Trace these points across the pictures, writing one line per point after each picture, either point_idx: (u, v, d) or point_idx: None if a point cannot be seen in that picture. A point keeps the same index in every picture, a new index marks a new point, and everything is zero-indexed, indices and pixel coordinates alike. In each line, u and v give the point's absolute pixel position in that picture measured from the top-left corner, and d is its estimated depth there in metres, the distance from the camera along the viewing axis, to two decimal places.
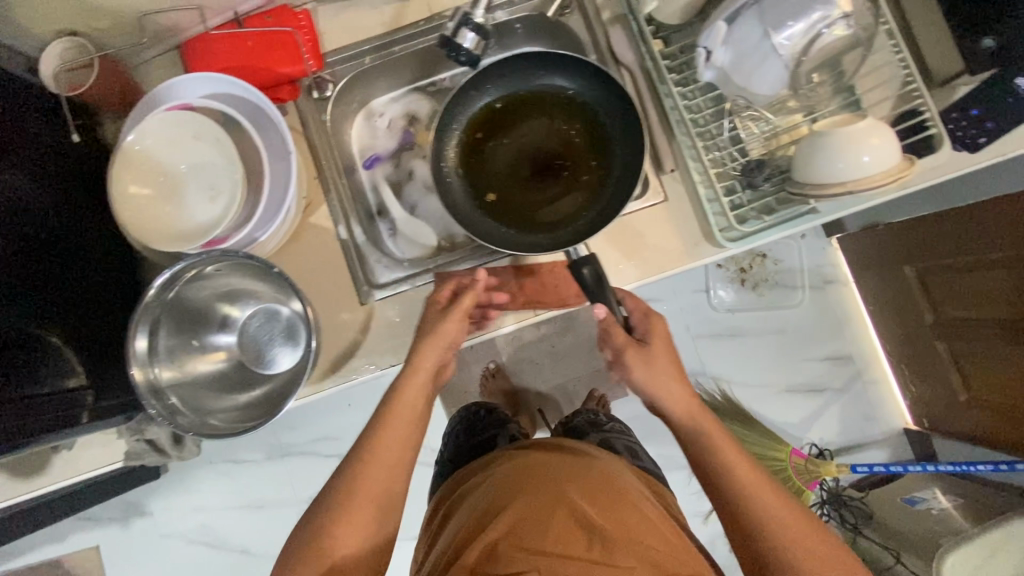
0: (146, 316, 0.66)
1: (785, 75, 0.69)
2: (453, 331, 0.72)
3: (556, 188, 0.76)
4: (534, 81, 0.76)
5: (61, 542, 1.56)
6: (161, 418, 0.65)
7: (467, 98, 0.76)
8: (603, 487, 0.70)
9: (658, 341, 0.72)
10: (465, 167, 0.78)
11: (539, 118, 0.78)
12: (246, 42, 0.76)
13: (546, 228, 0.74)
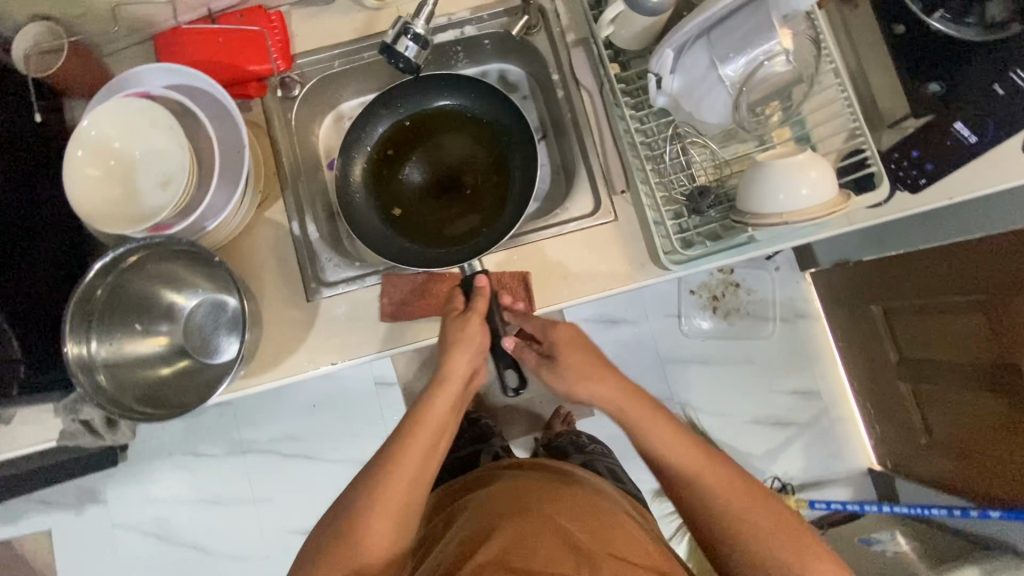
0: (87, 296, 0.66)
1: (732, 104, 0.71)
2: (476, 334, 0.73)
3: (461, 203, 0.91)
4: (436, 104, 0.91)
5: (14, 524, 1.55)
6: (87, 395, 0.65)
7: (372, 122, 0.89)
8: (596, 518, 0.72)
9: (568, 349, 0.73)
10: (376, 177, 0.91)
11: (444, 142, 0.92)
12: (217, 38, 0.79)
13: (452, 240, 0.89)
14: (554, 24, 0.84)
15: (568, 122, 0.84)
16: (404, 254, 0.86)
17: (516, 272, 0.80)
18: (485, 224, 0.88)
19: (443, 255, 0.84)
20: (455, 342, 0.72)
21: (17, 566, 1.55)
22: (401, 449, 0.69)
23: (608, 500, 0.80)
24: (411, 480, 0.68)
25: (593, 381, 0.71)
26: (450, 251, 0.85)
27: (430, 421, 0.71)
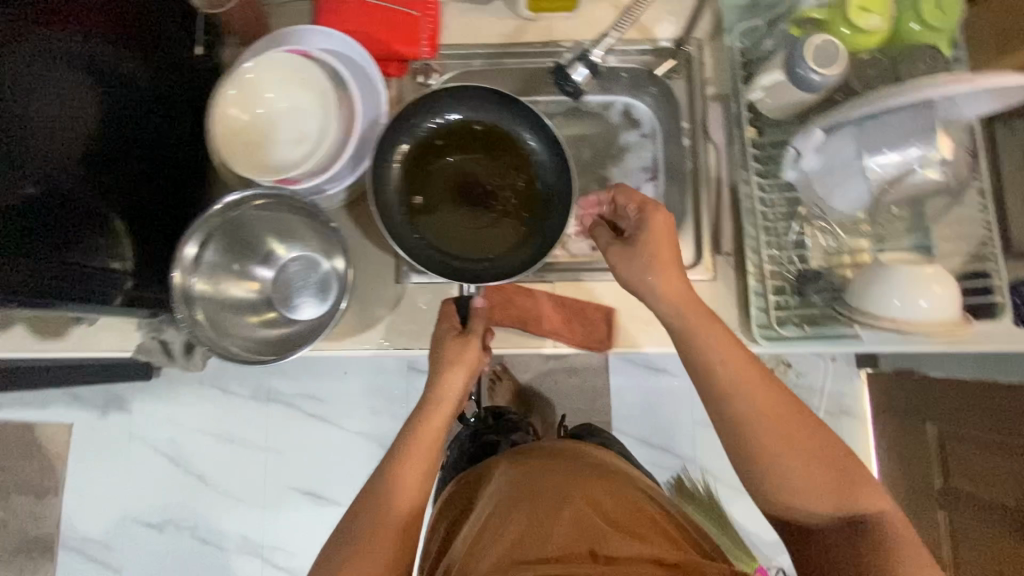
0: (202, 230, 0.70)
1: (865, 196, 0.70)
2: (473, 357, 0.75)
3: (480, 222, 0.79)
4: (500, 114, 0.79)
5: (41, 409, 1.61)
6: (183, 324, 0.68)
7: (430, 107, 0.77)
8: (619, 502, 0.72)
9: (659, 234, 0.68)
10: (412, 165, 0.79)
11: (491, 152, 0.80)
12: (375, 13, 0.81)
13: (456, 254, 0.79)
14: (697, 73, 0.84)
15: (687, 171, 0.83)
16: (400, 247, 0.75)
17: (601, 303, 0.79)
18: (494, 255, 0.79)
19: (441, 271, 0.76)
20: (452, 362, 0.74)
21: (33, 450, 1.60)
22: (404, 464, 0.71)
23: (630, 487, 0.77)
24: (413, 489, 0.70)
25: (669, 267, 0.67)
26: (447, 272, 0.76)
27: (432, 429, 0.73)
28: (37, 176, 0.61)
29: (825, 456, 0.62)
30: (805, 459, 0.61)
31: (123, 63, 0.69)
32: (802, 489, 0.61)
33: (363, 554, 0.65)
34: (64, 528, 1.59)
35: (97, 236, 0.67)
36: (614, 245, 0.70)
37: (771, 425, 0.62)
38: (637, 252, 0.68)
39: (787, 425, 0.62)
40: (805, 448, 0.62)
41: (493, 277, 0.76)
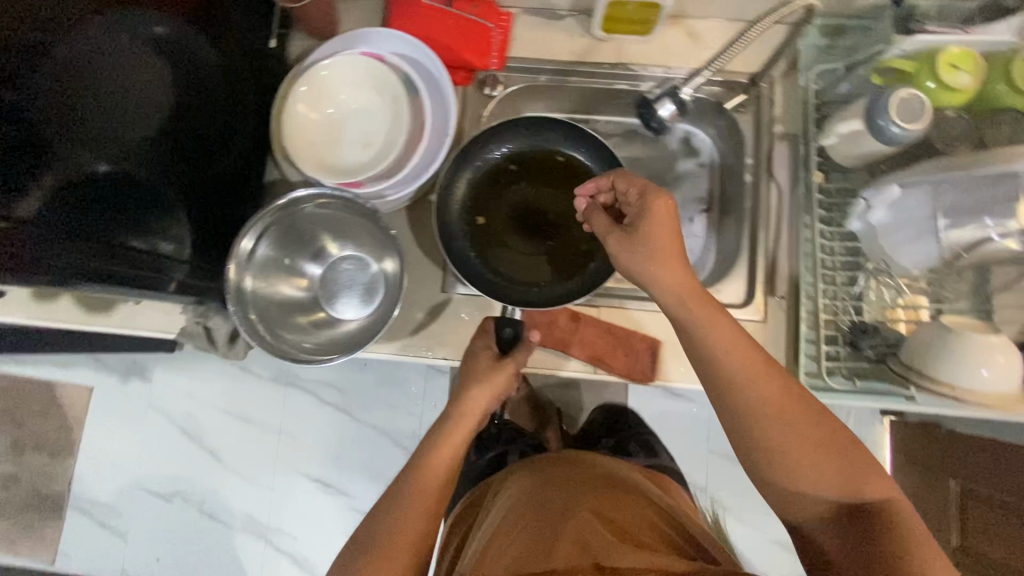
0: (260, 223, 0.70)
1: (937, 258, 0.68)
2: (503, 381, 0.76)
3: (534, 248, 0.84)
4: (569, 151, 0.84)
5: (60, 369, 1.61)
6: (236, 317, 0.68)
7: (504, 134, 0.83)
8: (630, 517, 0.69)
9: (657, 219, 0.63)
10: (482, 187, 0.84)
11: (556, 183, 0.85)
12: (446, 21, 0.80)
13: (507, 274, 0.84)
14: (766, 110, 0.83)
15: (745, 208, 0.82)
16: (456, 259, 0.81)
17: (646, 335, 0.79)
18: (544, 280, 0.83)
19: (489, 288, 0.81)
20: (480, 379, 0.75)
21: (52, 410, 1.61)
22: (424, 473, 0.69)
23: (646, 501, 0.73)
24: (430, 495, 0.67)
25: (673, 259, 0.62)
26: (494, 289, 0.81)
27: (452, 442, 0.72)
28: (113, 155, 0.63)
29: (833, 452, 0.55)
30: (804, 450, 0.56)
31: (198, 48, 0.70)
32: (799, 483, 0.56)
33: (383, 563, 0.61)
34: (74, 489, 1.61)
35: (154, 215, 0.68)
36: (614, 232, 0.66)
37: (768, 415, 0.57)
38: (638, 242, 0.63)
39: (787, 414, 0.56)
40: (802, 439, 0.56)
41: (539, 300, 0.81)
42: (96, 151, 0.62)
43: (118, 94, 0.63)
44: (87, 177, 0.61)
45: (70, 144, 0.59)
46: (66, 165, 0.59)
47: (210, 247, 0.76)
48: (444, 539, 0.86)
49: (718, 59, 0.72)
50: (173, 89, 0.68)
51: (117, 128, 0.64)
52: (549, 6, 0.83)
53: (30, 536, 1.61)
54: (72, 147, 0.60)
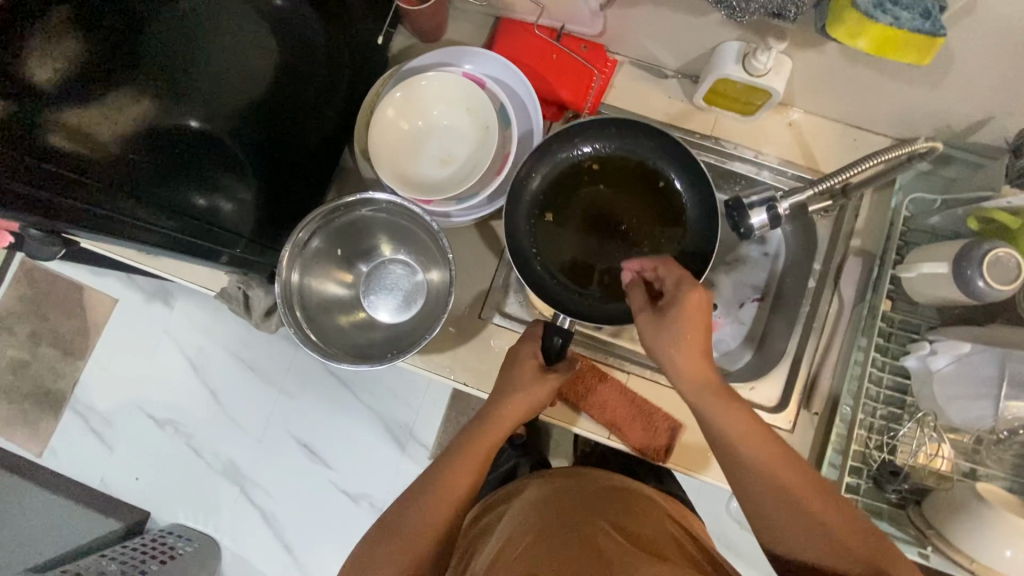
0: (321, 216, 0.73)
1: (987, 423, 0.66)
2: (545, 394, 0.69)
3: (597, 258, 0.79)
4: (659, 165, 0.76)
5: (85, 272, 1.59)
6: (281, 300, 0.71)
7: (594, 133, 0.76)
8: (655, 535, 0.63)
9: (691, 314, 0.60)
10: (556, 182, 0.78)
11: (634, 192, 0.78)
12: (550, 55, 0.80)
13: (568, 282, 0.79)
14: (848, 221, 0.80)
15: (801, 312, 0.80)
16: (518, 262, 0.76)
17: (669, 414, 0.77)
18: (602, 294, 0.79)
19: (548, 294, 0.77)
20: (520, 388, 0.69)
21: (76, 309, 1.59)
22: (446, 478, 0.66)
23: (674, 527, 0.67)
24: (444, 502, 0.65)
25: (697, 352, 0.61)
26: (552, 296, 0.78)
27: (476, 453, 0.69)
28: (202, 111, 0.66)
29: (813, 481, 0.56)
30: (778, 470, 0.56)
31: (315, 42, 0.71)
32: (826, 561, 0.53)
33: (398, 549, 0.62)
34: (77, 391, 1.58)
35: (220, 172, 0.69)
36: (643, 316, 0.64)
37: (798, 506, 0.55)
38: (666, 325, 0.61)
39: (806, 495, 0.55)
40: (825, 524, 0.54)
41: (593, 315, 0.77)
42: (180, 105, 0.64)
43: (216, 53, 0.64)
44: (165, 129, 0.63)
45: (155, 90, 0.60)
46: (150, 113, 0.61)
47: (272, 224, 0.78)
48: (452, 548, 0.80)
49: (829, 179, 0.69)
50: (276, 68, 0.69)
51: (204, 85, 0.65)
52: (656, 63, 0.82)
53: (23, 425, 1.57)
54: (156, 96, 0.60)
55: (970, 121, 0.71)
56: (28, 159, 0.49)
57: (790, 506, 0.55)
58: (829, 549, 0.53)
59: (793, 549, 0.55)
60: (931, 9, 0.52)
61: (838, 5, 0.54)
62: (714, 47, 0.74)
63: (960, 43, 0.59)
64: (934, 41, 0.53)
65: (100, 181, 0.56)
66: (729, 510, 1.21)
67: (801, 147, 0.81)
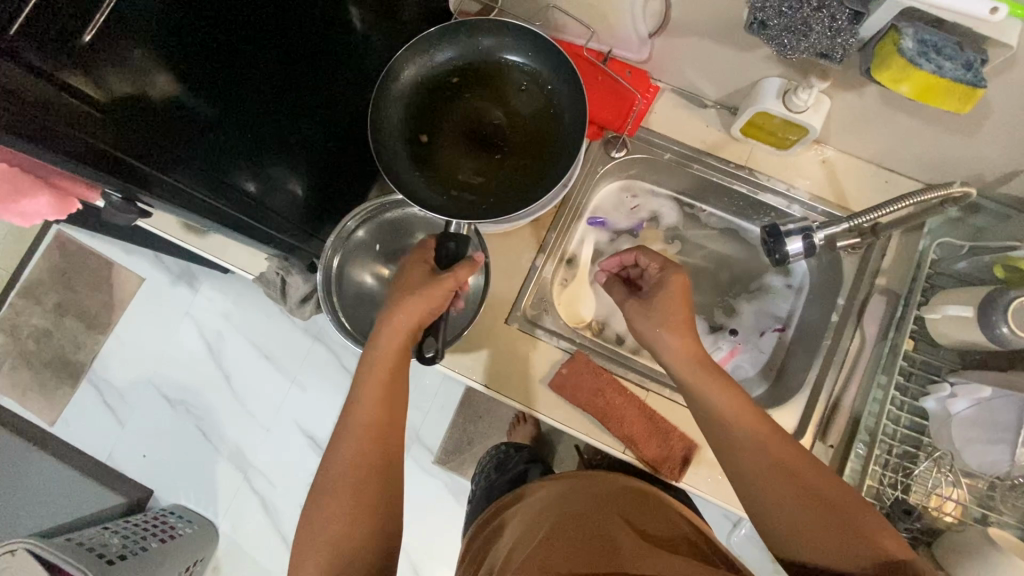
0: (367, 210, 0.78)
1: (1003, 468, 0.66)
2: (436, 297, 0.65)
3: (484, 168, 0.69)
4: (526, 55, 0.68)
5: (116, 249, 1.64)
6: (321, 283, 0.75)
7: (444, 37, 0.67)
8: (662, 530, 0.65)
9: (671, 295, 0.68)
10: (421, 98, 0.70)
11: (507, 91, 0.69)
12: (597, 77, 0.82)
13: (456, 196, 0.68)
14: (874, 260, 0.81)
15: (822, 346, 0.82)
16: (405, 193, 0.67)
17: (685, 435, 0.78)
18: (492, 199, 0.67)
19: (432, 204, 0.67)
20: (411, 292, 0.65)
21: (103, 284, 1.63)
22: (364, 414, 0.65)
23: (682, 522, 0.68)
24: (369, 440, 0.63)
25: (687, 331, 0.66)
26: (437, 206, 0.67)
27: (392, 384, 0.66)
28: (274, 111, 0.68)
29: (810, 467, 0.56)
30: (762, 456, 0.58)
31: (368, 43, 0.75)
32: (810, 549, 0.53)
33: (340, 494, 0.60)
34: (95, 364, 1.61)
35: (278, 165, 0.72)
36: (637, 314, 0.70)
37: (784, 485, 0.56)
38: (652, 315, 0.68)
39: (795, 476, 0.56)
40: (819, 506, 0.54)
41: (487, 217, 0.66)
42: (270, 93, 0.66)
43: (303, 45, 0.66)
44: (252, 113, 0.65)
45: (255, 75, 0.63)
46: (233, 91, 0.61)
47: (322, 219, 0.82)
48: (465, 544, 0.79)
49: (862, 216, 0.71)
50: (337, 64, 0.72)
51: (290, 74, 0.67)
52: (695, 93, 0.85)
53: (40, 393, 1.60)
54: (254, 83, 0.63)
55: (1002, 172, 0.73)
56: (98, 116, 0.50)
57: (775, 491, 0.56)
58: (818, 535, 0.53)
59: (791, 543, 0.55)
60: (973, 61, 0.54)
61: (884, 50, 0.57)
62: (756, 81, 0.77)
63: (1001, 95, 0.61)
64: (974, 91, 0.55)
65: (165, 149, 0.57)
66: (730, 537, 1.24)
67: (832, 183, 0.83)
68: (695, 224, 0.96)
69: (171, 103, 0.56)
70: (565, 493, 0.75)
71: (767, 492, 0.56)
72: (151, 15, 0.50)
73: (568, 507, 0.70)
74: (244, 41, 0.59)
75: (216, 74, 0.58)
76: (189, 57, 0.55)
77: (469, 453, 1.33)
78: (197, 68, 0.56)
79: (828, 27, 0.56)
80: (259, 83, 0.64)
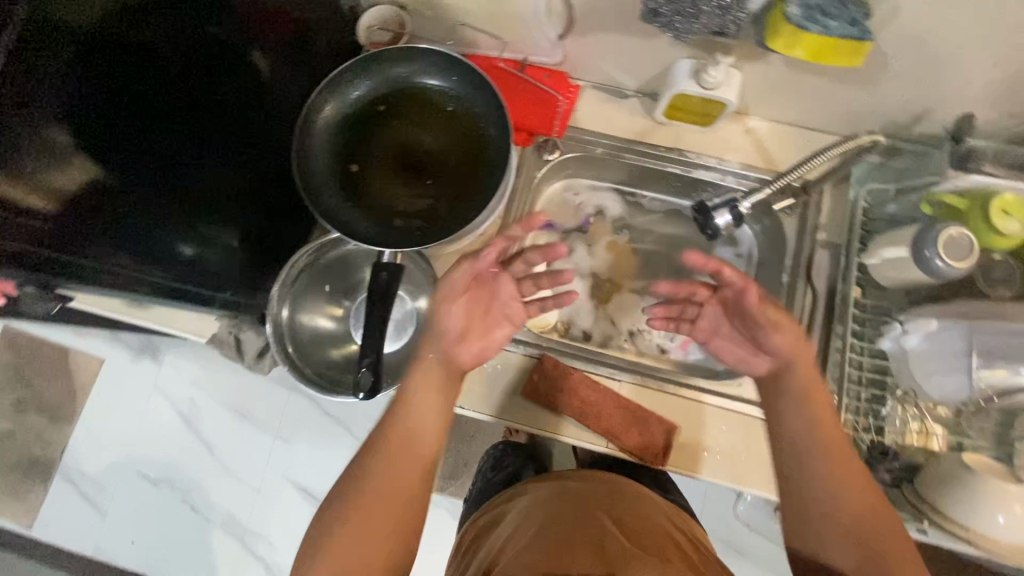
0: (306, 254, 0.76)
1: (963, 395, 0.68)
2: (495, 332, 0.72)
3: (417, 192, 0.69)
4: (442, 76, 0.68)
5: (69, 334, 1.58)
6: (273, 339, 0.73)
7: (360, 70, 0.68)
8: (647, 530, 0.66)
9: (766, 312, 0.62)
10: (344, 131, 0.69)
11: (430, 112, 0.69)
12: (518, 85, 0.83)
13: (392, 224, 0.68)
14: (812, 217, 0.84)
15: (778, 308, 0.83)
16: (338, 227, 0.66)
17: (662, 418, 0.79)
18: (430, 223, 0.67)
19: (370, 235, 0.67)
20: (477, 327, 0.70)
21: (61, 373, 1.57)
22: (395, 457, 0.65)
23: (667, 524, 0.69)
24: (392, 489, 0.63)
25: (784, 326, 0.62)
26: (375, 237, 0.67)
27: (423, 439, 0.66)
28: (198, 171, 0.67)
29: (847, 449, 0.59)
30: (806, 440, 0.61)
31: (287, 85, 0.75)
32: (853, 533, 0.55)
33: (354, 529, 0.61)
34: (66, 457, 1.54)
35: (211, 223, 0.70)
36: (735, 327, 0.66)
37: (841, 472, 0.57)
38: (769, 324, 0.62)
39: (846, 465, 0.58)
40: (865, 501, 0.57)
41: (427, 241, 0.66)
42: (198, 155, 0.67)
43: (216, 98, 0.66)
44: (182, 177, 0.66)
45: (177, 139, 0.64)
46: (145, 160, 0.62)
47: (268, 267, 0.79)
48: (457, 541, 0.79)
49: (784, 177, 0.74)
50: (263, 116, 0.73)
51: (210, 129, 0.67)
52: (616, 85, 0.87)
53: (12, 497, 1.53)
54: (178, 148, 0.64)
55: (911, 114, 0.76)
56: None
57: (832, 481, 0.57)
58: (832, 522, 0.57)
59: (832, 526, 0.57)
60: (856, 16, 0.57)
61: (772, 19, 0.59)
62: (669, 65, 0.79)
63: (892, 43, 0.65)
64: (862, 46, 0.58)
65: (75, 231, 0.59)
66: (734, 510, 1.25)
67: (760, 151, 0.85)
68: (640, 210, 0.97)
69: (72, 181, 0.57)
70: (555, 496, 0.73)
71: (823, 483, 0.58)
72: (37, 100, 0.52)
73: (554, 510, 0.69)
74: (144, 109, 0.60)
75: (118, 146, 0.59)
76: (85, 134, 0.57)
77: (466, 476, 1.32)
78: (110, 140, 0.59)
79: (716, 6, 0.58)
80: (185, 147, 0.65)
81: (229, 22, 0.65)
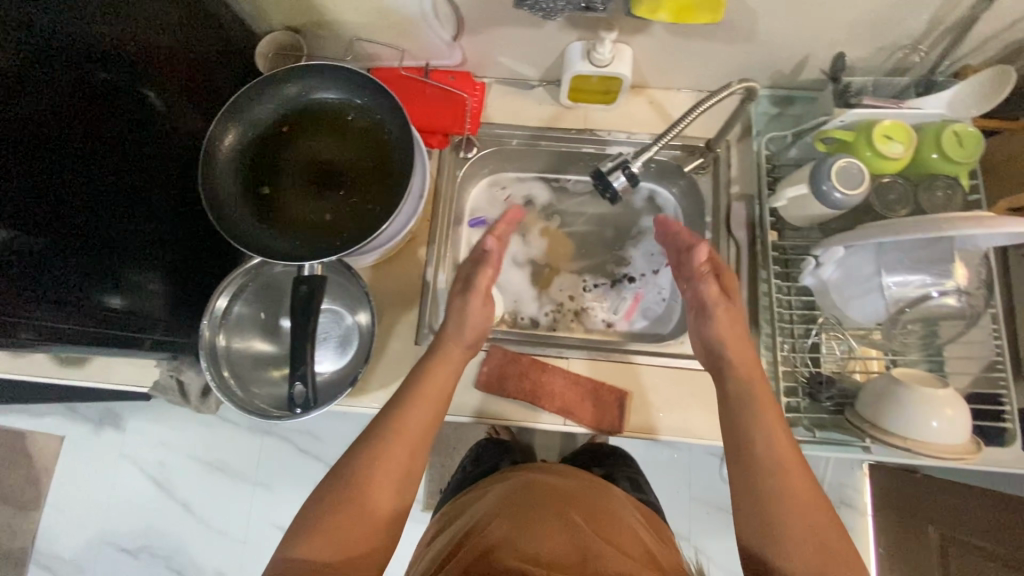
0: (234, 283, 0.76)
1: (883, 311, 0.72)
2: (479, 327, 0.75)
3: (331, 202, 0.70)
4: (337, 89, 0.70)
5: (23, 418, 1.52)
6: (212, 373, 0.73)
7: (256, 94, 0.69)
8: (618, 536, 0.66)
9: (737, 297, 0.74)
10: (250, 156, 0.70)
11: (331, 125, 0.71)
12: (424, 90, 0.86)
13: (310, 237, 0.68)
14: (724, 172, 0.88)
15: None
16: (256, 249, 0.66)
17: (613, 386, 0.80)
18: (347, 230, 0.68)
19: (289, 252, 0.67)
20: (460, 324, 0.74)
21: (20, 459, 1.50)
22: (369, 489, 0.62)
23: (630, 523, 0.71)
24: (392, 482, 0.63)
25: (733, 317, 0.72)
26: (295, 253, 0.67)
27: (395, 466, 0.64)
28: (112, 213, 0.66)
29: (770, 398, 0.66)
30: (775, 434, 0.62)
31: (186, 124, 0.76)
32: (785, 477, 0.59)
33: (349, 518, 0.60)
34: (38, 544, 1.48)
35: (128, 269, 0.69)
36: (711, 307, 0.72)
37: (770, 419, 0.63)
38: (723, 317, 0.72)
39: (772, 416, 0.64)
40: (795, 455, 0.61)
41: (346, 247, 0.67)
42: (111, 196, 0.65)
43: (115, 139, 0.65)
44: (93, 222, 0.63)
45: (85, 184, 0.62)
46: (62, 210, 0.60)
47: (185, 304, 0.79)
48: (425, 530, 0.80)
49: (666, 134, 0.75)
50: (165, 155, 0.73)
51: (117, 171, 0.66)
52: (520, 77, 0.90)
53: None
54: (82, 192, 0.62)
55: (793, 62, 0.81)
56: None
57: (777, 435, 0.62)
58: (771, 483, 0.59)
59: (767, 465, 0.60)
60: None
61: None
62: (563, 49, 0.82)
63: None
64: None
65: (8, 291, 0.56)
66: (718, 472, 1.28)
67: (666, 119, 0.89)
68: (566, 194, 0.99)
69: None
70: (526, 484, 0.75)
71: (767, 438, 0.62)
72: None
73: (524, 498, 0.71)
74: (51, 157, 0.58)
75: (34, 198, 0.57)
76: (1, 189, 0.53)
77: None
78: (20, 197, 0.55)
79: None
80: (97, 190, 0.64)
81: (121, 64, 0.64)
